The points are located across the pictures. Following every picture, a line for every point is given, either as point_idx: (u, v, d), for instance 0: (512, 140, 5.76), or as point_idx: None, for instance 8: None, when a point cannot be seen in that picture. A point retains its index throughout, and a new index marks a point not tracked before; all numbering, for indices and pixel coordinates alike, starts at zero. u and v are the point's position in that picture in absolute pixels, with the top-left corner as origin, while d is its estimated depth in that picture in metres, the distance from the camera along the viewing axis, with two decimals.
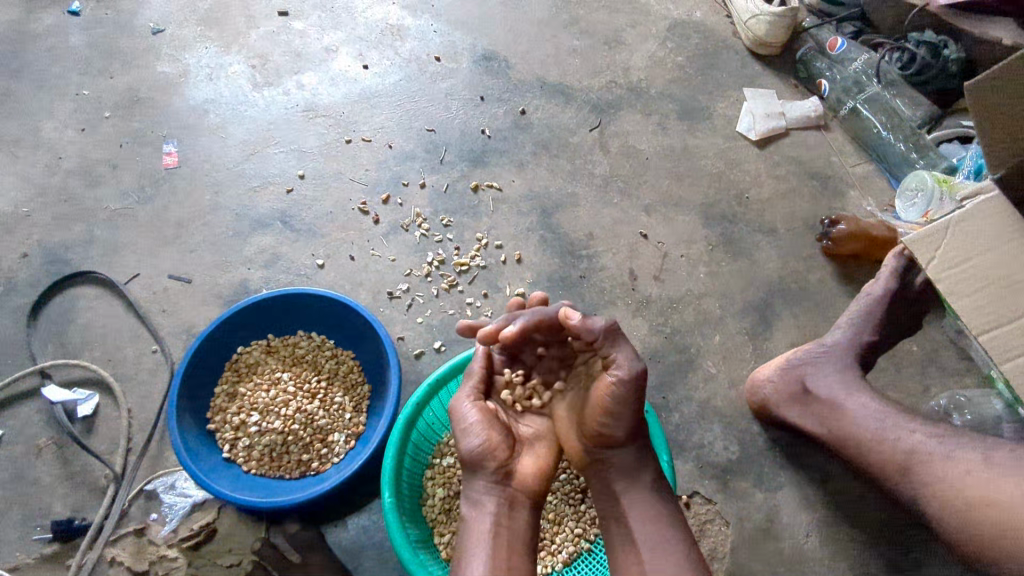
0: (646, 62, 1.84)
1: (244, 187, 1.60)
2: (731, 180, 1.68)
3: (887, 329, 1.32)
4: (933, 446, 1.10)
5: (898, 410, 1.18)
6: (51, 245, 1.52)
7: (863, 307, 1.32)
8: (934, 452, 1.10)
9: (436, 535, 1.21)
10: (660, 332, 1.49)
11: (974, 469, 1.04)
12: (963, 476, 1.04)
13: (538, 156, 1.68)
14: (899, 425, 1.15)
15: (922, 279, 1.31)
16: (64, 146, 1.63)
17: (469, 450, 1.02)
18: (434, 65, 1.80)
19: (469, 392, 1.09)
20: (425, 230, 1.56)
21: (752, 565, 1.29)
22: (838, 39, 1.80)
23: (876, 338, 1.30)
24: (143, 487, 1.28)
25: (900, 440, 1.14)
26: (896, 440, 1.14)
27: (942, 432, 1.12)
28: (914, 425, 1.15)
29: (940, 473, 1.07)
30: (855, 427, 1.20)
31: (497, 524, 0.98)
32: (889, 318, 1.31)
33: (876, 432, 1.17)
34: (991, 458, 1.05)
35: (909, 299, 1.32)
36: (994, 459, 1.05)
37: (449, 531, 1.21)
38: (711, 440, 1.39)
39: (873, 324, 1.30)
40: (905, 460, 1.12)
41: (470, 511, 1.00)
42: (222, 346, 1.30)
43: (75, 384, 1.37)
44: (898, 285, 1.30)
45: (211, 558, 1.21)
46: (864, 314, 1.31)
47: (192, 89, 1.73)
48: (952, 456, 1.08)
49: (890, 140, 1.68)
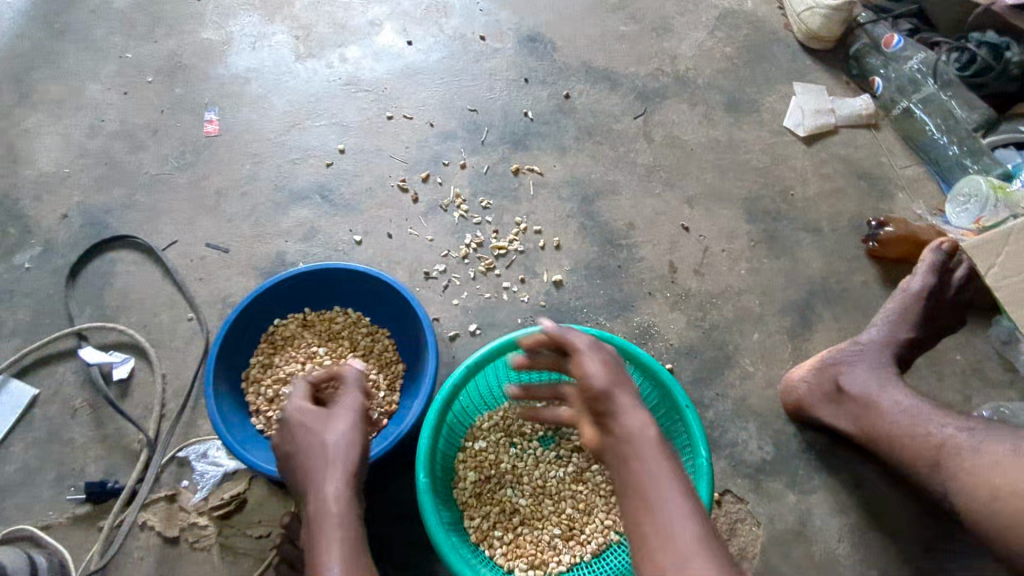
0: (694, 51, 1.80)
1: (283, 159, 1.59)
2: (777, 176, 1.64)
3: (924, 331, 1.31)
4: (963, 438, 1.09)
5: (932, 405, 1.17)
6: (91, 207, 1.51)
7: (900, 305, 1.31)
8: (964, 445, 1.09)
9: (466, 518, 1.20)
10: (698, 327, 1.46)
11: (1001, 460, 1.03)
12: (990, 467, 1.03)
13: (580, 141, 1.65)
14: (929, 418, 1.14)
15: (961, 275, 1.34)
16: (105, 109, 1.63)
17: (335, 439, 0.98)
18: (478, 44, 1.77)
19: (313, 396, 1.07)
20: (463, 211, 1.55)
21: (782, 567, 1.27)
22: (894, 36, 1.75)
23: (914, 336, 1.29)
24: (175, 453, 1.28)
25: (932, 434, 1.13)
26: (928, 435, 1.13)
27: (973, 425, 1.11)
28: (947, 419, 1.14)
29: (968, 466, 1.06)
30: (887, 422, 1.19)
31: (342, 514, 0.91)
32: (925, 317, 1.30)
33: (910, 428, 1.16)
34: (1019, 446, 1.02)
35: (944, 301, 1.32)
36: (1022, 447, 1.02)
37: (479, 516, 1.21)
38: (745, 438, 1.37)
39: (908, 322, 1.29)
40: (937, 455, 1.11)
41: (329, 499, 0.92)
42: (260, 317, 1.30)
43: (111, 347, 1.37)
44: (937, 282, 1.31)
45: (240, 528, 1.22)
46: (900, 313, 1.30)
47: (235, 57, 1.71)
48: (980, 449, 1.06)
49: (943, 143, 1.63)
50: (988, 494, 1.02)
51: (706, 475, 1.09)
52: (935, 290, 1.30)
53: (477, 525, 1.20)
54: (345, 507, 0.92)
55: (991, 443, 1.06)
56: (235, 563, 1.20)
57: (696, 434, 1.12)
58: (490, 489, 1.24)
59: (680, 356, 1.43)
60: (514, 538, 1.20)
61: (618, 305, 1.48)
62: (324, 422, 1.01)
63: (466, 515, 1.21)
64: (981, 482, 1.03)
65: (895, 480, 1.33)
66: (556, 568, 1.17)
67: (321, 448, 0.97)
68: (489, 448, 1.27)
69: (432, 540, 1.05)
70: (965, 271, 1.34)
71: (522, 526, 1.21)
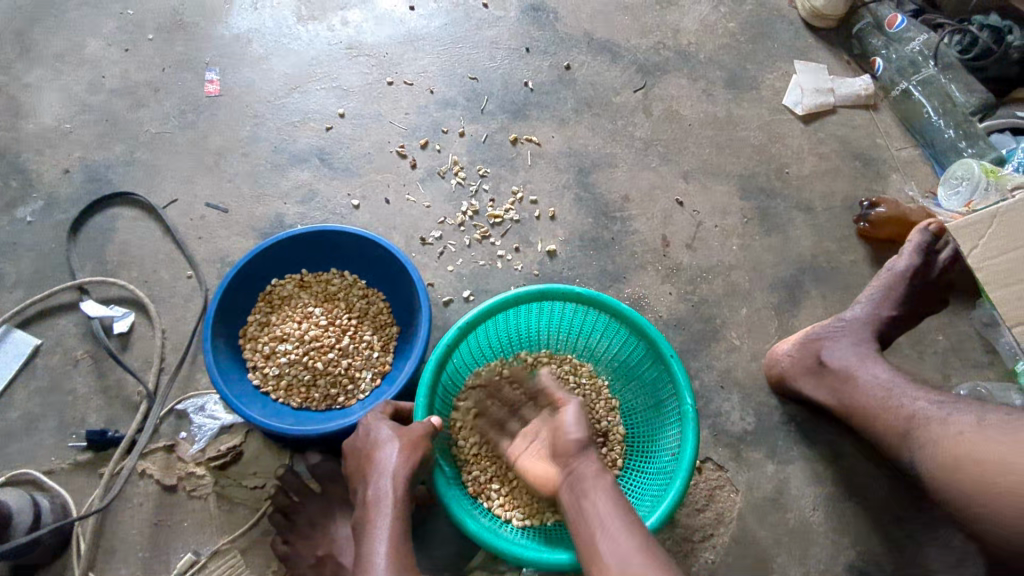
0: (696, 25, 1.80)
1: (283, 122, 1.60)
2: (773, 154, 1.65)
3: (907, 309, 1.34)
4: (932, 410, 1.11)
5: (907, 379, 1.20)
6: (92, 162, 1.53)
7: (886, 284, 1.34)
8: (932, 416, 1.11)
9: (464, 472, 1.25)
10: (687, 300, 1.49)
11: (964, 431, 1.04)
12: (953, 437, 1.05)
13: (580, 114, 1.66)
14: (903, 393, 1.17)
15: (946, 256, 1.35)
16: (107, 65, 1.63)
17: (382, 456, 1.04)
18: (481, 12, 1.76)
19: (377, 414, 1.12)
20: (461, 178, 1.56)
21: (757, 533, 1.32)
22: (898, 17, 1.74)
23: (894, 314, 1.32)
24: (174, 406, 1.31)
25: (904, 407, 1.15)
26: (900, 408, 1.16)
27: (942, 399, 1.13)
28: (918, 393, 1.17)
29: (935, 435, 1.08)
30: (866, 396, 1.22)
31: (393, 517, 0.98)
32: (910, 296, 1.33)
33: (882, 401, 1.19)
34: (985, 419, 1.04)
35: (931, 279, 1.34)
36: (988, 420, 1.04)
37: (477, 470, 1.25)
38: (728, 409, 1.41)
39: (893, 301, 1.33)
40: (906, 427, 1.13)
41: (376, 502, 1.00)
42: (258, 275, 1.32)
43: (111, 302, 1.40)
44: (922, 262, 1.33)
45: (236, 479, 1.26)
46: (885, 292, 1.33)
47: (237, 17, 1.71)
48: (947, 419, 1.08)
49: (940, 126, 1.64)
50: (950, 462, 1.03)
51: (692, 423, 1.14)
52: (921, 271, 1.33)
53: (474, 479, 1.25)
54: (396, 511, 0.99)
55: (957, 414, 1.08)
56: (231, 512, 1.25)
57: (681, 382, 1.16)
58: (485, 447, 1.28)
59: (668, 328, 1.47)
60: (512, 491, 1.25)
61: (610, 276, 1.50)
62: (394, 431, 1.06)
63: (463, 471, 1.26)
64: (943, 451, 1.05)
65: (871, 453, 1.38)
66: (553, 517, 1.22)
67: (386, 455, 1.04)
68: (484, 405, 1.30)
69: (437, 492, 1.12)
70: (947, 253, 1.35)
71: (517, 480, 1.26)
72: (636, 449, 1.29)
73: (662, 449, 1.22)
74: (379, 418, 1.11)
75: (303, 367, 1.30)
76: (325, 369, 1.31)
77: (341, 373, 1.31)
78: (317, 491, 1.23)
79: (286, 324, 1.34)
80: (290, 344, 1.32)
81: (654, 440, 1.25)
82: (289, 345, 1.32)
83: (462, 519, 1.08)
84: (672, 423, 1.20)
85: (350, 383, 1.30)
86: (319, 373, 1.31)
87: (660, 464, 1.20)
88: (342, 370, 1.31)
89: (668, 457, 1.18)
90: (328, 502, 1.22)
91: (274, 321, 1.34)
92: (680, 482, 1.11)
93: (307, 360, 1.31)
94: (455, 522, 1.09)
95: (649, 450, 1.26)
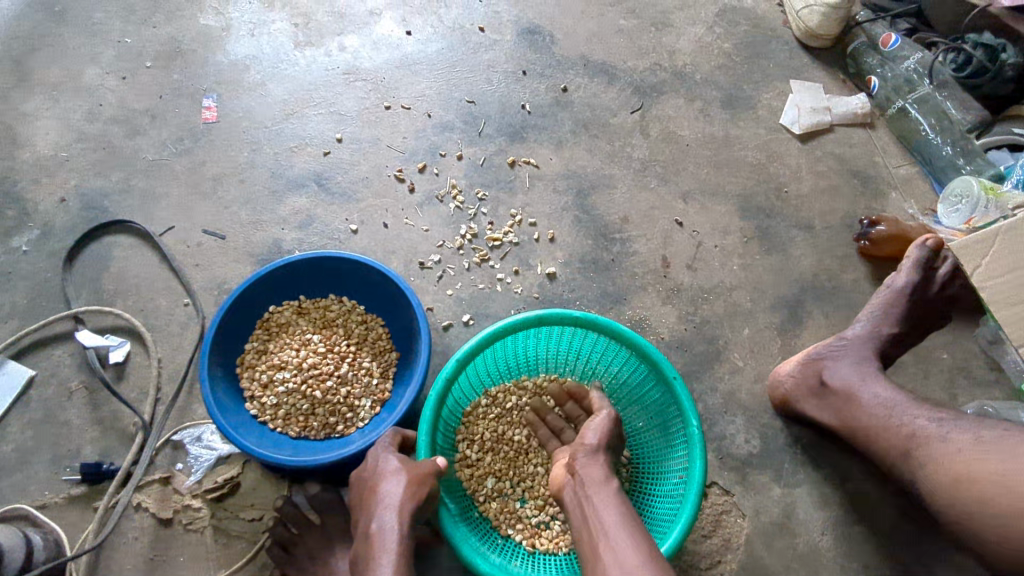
0: (692, 46, 1.81)
1: (281, 147, 1.60)
2: (771, 173, 1.65)
3: (909, 326, 1.33)
4: (932, 428, 1.09)
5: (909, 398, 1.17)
6: (88, 190, 1.52)
7: (883, 301, 1.33)
8: (931, 433, 1.09)
9: (478, 504, 1.24)
10: (689, 321, 1.48)
11: (963, 448, 1.02)
12: (954, 455, 1.03)
13: (577, 135, 1.66)
14: (904, 411, 1.15)
15: (947, 271, 1.34)
16: (104, 93, 1.63)
17: (385, 488, 1.02)
18: (477, 35, 1.77)
19: (385, 444, 1.11)
20: (459, 203, 1.56)
21: (764, 559, 1.29)
22: (892, 35, 1.74)
23: (895, 330, 1.30)
24: (170, 437, 1.29)
25: (905, 425, 1.13)
26: (901, 426, 1.13)
27: (944, 416, 1.10)
28: (917, 410, 1.14)
29: (935, 454, 1.06)
30: (867, 416, 1.19)
31: (394, 555, 0.95)
32: (909, 315, 1.32)
33: (884, 419, 1.16)
34: (982, 436, 1.02)
35: (929, 296, 1.33)
36: (985, 437, 1.02)
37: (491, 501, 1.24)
38: (733, 432, 1.39)
39: (892, 317, 1.31)
40: (908, 443, 1.11)
41: (378, 535, 0.98)
42: (255, 303, 1.31)
43: (107, 331, 1.38)
44: (920, 277, 1.32)
45: (232, 511, 1.24)
46: (884, 308, 1.32)
47: (234, 44, 1.72)
48: (947, 438, 1.06)
49: (937, 143, 1.65)
50: (951, 482, 1.01)
51: (699, 443, 1.13)
52: (919, 287, 1.31)
53: (485, 508, 1.23)
54: (396, 549, 0.96)
55: (957, 432, 1.06)
56: (228, 545, 1.22)
57: (685, 403, 1.15)
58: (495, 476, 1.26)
59: (670, 350, 1.45)
60: (523, 520, 1.24)
61: (611, 298, 1.49)
62: (400, 463, 1.05)
63: (473, 499, 1.24)
64: (944, 470, 1.03)
65: (878, 475, 1.36)
66: (566, 546, 1.21)
67: (389, 488, 1.02)
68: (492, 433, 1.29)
69: (444, 532, 1.08)
70: (945, 270, 1.34)
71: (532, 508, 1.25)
72: (643, 472, 1.27)
73: (671, 471, 1.20)
74: (384, 450, 1.09)
75: (300, 396, 1.28)
76: (322, 397, 1.29)
77: (339, 401, 1.29)
78: (316, 523, 1.20)
79: (282, 352, 1.32)
80: (287, 373, 1.30)
81: (660, 465, 1.23)
82: (285, 374, 1.30)
83: (473, 560, 1.05)
84: (679, 449, 1.18)
85: (348, 411, 1.28)
86: (317, 402, 1.28)
87: (669, 488, 1.18)
88: (340, 399, 1.29)
89: (677, 478, 1.16)
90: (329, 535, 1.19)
91: (271, 349, 1.32)
92: (686, 513, 1.09)
93: (304, 389, 1.29)
94: (465, 563, 1.06)
95: (656, 474, 1.24)
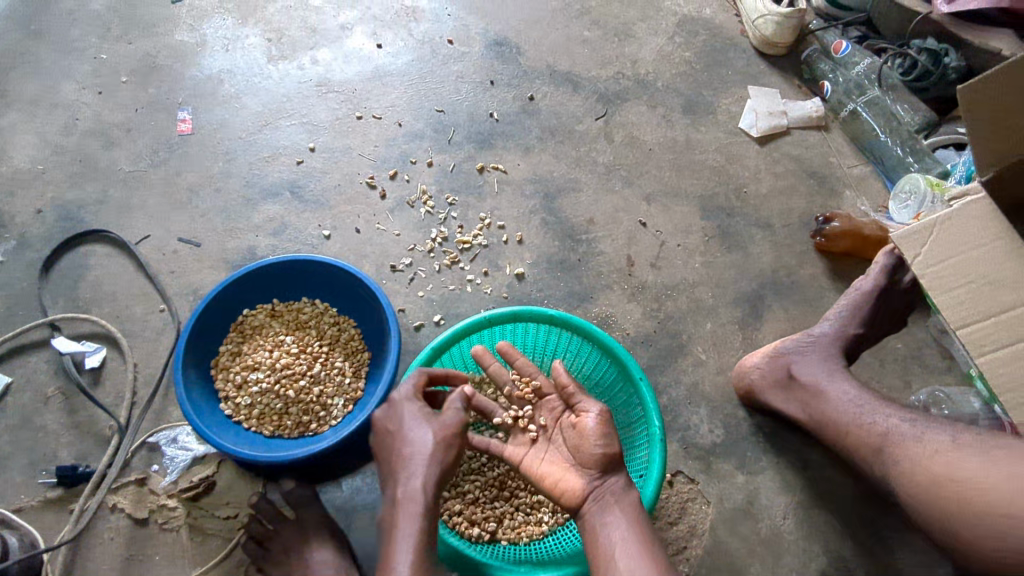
0: (654, 55, 1.88)
1: (254, 157, 1.64)
2: (731, 174, 1.72)
3: (874, 325, 1.36)
4: (906, 428, 1.11)
5: (880, 399, 1.20)
6: (64, 203, 1.55)
7: (851, 302, 1.35)
8: (907, 435, 1.10)
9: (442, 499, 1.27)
10: (653, 317, 1.53)
11: (941, 449, 1.04)
12: (930, 455, 1.04)
13: (543, 141, 1.72)
14: (876, 410, 1.17)
15: (910, 279, 1.35)
16: (80, 108, 1.67)
17: (416, 452, 1.03)
18: (446, 48, 1.83)
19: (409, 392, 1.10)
20: (429, 208, 1.60)
21: (729, 543, 1.33)
22: (842, 42, 1.83)
23: (862, 331, 1.33)
24: (146, 439, 1.31)
25: (877, 423, 1.15)
26: (873, 424, 1.15)
27: (916, 416, 1.13)
28: (889, 410, 1.16)
29: (911, 454, 1.06)
30: (836, 411, 1.21)
31: (420, 515, 0.97)
32: (875, 314, 1.34)
33: (853, 416, 1.18)
34: (959, 439, 1.04)
35: (896, 297, 1.36)
36: (962, 439, 1.03)
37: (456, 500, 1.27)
38: (696, 422, 1.44)
39: (859, 319, 1.33)
40: (881, 443, 1.12)
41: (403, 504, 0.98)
42: (229, 306, 1.34)
43: (83, 338, 1.41)
44: (887, 282, 1.34)
45: (208, 509, 1.26)
46: (851, 309, 1.34)
47: (208, 58, 1.76)
48: (922, 438, 1.07)
49: (888, 143, 1.72)
50: (929, 482, 1.02)
51: (659, 443, 1.16)
52: (885, 291, 1.34)
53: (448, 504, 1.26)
54: (424, 513, 0.98)
55: (931, 432, 1.07)
56: (203, 543, 1.24)
57: (649, 405, 1.19)
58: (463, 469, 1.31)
59: (636, 345, 1.50)
60: (486, 512, 1.27)
61: (578, 296, 1.54)
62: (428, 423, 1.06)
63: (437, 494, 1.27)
64: (923, 470, 1.03)
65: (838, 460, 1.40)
66: (528, 537, 1.25)
67: (416, 452, 1.03)
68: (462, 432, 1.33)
69: None
70: (912, 278, 1.35)
71: (498, 501, 1.29)
72: None
73: (633, 466, 1.24)
74: (415, 398, 1.10)
75: (273, 395, 1.31)
76: (295, 397, 1.32)
77: (312, 399, 1.32)
78: (290, 519, 1.23)
79: (256, 353, 1.35)
80: (261, 374, 1.33)
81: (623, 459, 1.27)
82: (259, 374, 1.33)
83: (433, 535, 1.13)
84: (641, 442, 1.22)
85: (321, 410, 1.32)
86: (291, 401, 1.32)
87: None
88: (313, 398, 1.32)
89: (638, 474, 1.20)
90: (303, 530, 1.21)
91: (245, 350, 1.35)
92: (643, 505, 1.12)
93: (277, 388, 1.32)
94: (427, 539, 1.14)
95: None
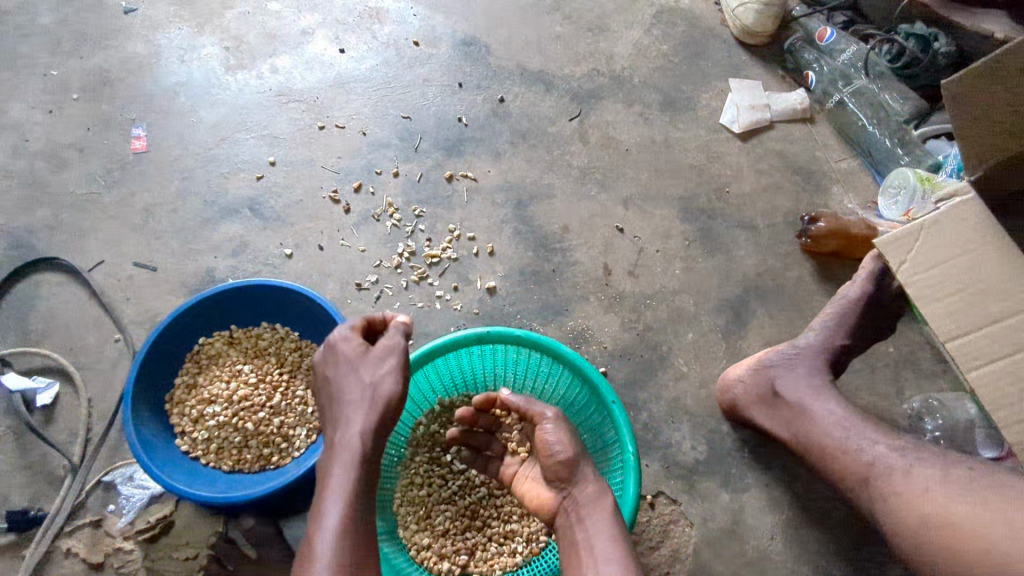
0: (630, 50, 1.80)
1: (212, 174, 1.57)
2: (712, 174, 1.64)
3: (862, 334, 1.28)
4: (895, 459, 1.04)
5: (863, 418, 1.13)
6: (14, 230, 1.49)
7: (838, 311, 1.28)
8: (895, 465, 1.04)
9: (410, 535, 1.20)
10: (631, 329, 1.46)
11: (931, 486, 0.98)
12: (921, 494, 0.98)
13: (515, 146, 1.64)
14: (861, 433, 1.10)
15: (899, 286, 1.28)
16: (30, 128, 1.60)
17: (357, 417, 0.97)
18: (412, 50, 1.76)
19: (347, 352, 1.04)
20: (396, 221, 1.54)
21: (714, 566, 1.28)
22: (827, 30, 1.75)
23: (848, 343, 1.26)
24: (101, 478, 1.26)
25: (863, 451, 1.08)
26: (859, 451, 1.08)
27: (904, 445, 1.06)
28: (877, 436, 1.09)
29: (899, 488, 1.01)
30: (821, 433, 1.14)
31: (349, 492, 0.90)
32: (864, 324, 1.27)
33: (840, 440, 1.11)
34: (949, 473, 0.99)
35: (884, 304, 1.28)
36: (953, 475, 0.98)
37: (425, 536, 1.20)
38: (678, 439, 1.37)
39: (846, 329, 1.26)
40: (865, 472, 1.06)
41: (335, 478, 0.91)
42: (183, 337, 1.28)
43: (35, 373, 1.35)
44: (875, 289, 1.27)
45: (167, 551, 1.21)
46: (837, 319, 1.27)
47: (164, 71, 1.69)
48: (911, 471, 1.01)
49: (876, 134, 1.64)
50: (917, 524, 0.97)
51: (633, 468, 1.10)
52: (875, 298, 1.26)
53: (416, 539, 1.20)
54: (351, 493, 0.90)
55: (921, 465, 1.01)
56: None
57: (623, 430, 1.12)
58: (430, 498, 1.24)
59: (614, 359, 1.43)
60: (456, 544, 1.21)
61: (552, 309, 1.47)
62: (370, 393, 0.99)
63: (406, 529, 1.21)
64: (910, 509, 0.98)
65: None
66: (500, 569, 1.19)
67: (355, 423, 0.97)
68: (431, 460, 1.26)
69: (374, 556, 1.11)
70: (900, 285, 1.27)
71: (470, 531, 1.23)
72: None
73: None
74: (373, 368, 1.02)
75: (232, 428, 1.26)
76: (254, 429, 1.26)
77: (272, 431, 1.26)
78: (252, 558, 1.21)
79: (213, 384, 1.29)
80: (218, 406, 1.27)
81: None
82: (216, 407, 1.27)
83: None
84: (615, 467, 1.16)
85: (282, 441, 1.26)
86: (252, 433, 1.26)
87: None
88: (273, 429, 1.26)
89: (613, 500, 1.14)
90: None
91: (202, 382, 1.29)
92: None
93: (236, 421, 1.26)
94: None
95: None
